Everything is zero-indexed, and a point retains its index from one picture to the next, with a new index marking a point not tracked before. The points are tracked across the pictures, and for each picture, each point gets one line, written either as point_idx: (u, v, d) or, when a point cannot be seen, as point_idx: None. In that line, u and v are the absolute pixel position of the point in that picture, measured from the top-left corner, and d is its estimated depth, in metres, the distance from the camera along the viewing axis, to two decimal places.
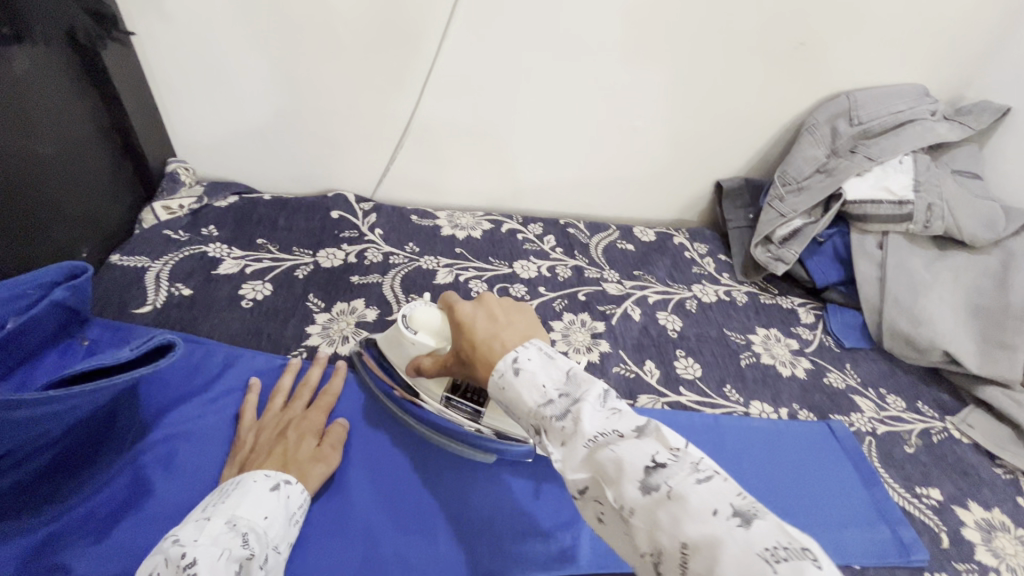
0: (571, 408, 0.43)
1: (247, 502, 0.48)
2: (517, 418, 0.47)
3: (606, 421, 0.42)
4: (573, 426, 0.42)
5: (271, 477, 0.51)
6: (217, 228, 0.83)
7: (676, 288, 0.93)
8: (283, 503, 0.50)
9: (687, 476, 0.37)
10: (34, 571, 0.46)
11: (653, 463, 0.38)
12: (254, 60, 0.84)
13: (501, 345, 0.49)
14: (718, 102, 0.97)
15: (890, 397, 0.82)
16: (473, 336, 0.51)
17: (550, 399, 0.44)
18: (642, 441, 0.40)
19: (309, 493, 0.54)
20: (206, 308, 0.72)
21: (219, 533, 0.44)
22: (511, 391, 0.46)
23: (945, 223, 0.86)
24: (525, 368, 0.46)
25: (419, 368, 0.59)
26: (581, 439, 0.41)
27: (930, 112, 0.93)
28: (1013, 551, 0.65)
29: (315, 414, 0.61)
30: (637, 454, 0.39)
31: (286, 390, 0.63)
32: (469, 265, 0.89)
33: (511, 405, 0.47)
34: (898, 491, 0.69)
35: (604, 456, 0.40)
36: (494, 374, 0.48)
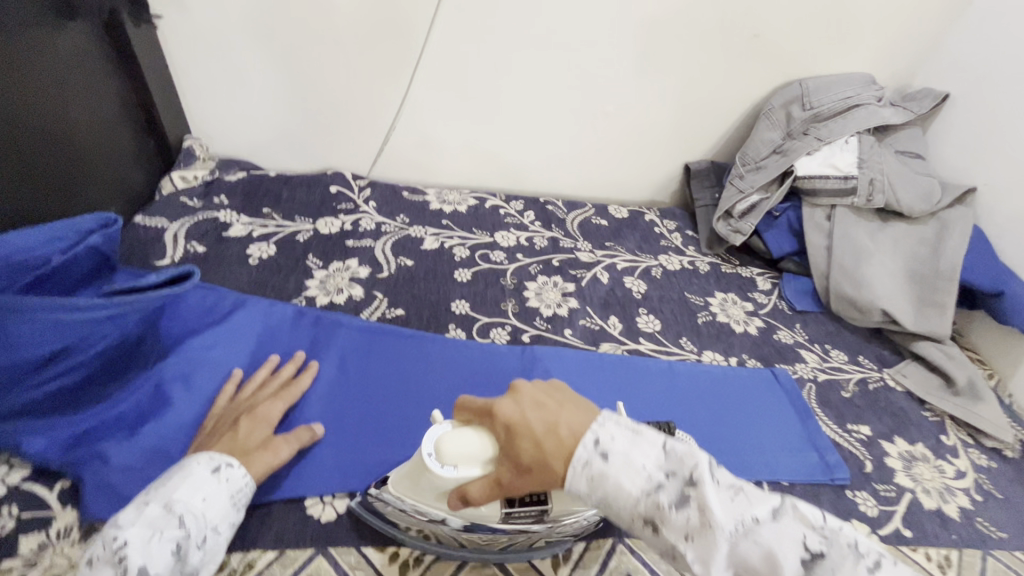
0: (689, 492, 0.42)
1: (185, 485, 0.50)
2: (618, 513, 0.44)
3: (734, 504, 0.42)
4: (702, 518, 0.41)
5: (215, 459, 0.53)
6: (228, 198, 0.92)
7: (644, 257, 1.02)
8: (222, 486, 0.51)
9: (852, 565, 0.39)
10: (73, 457, 0.54)
11: (810, 554, 0.39)
12: (261, 49, 0.94)
13: (570, 429, 0.45)
14: (683, 89, 1.07)
15: (833, 351, 0.91)
16: (534, 432, 0.45)
17: (658, 483, 0.43)
18: (782, 523, 0.41)
19: (254, 479, 0.54)
20: (217, 264, 0.81)
21: (154, 517, 0.47)
22: (609, 481, 0.43)
23: (885, 196, 0.95)
24: (615, 452, 0.44)
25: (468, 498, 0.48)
26: (722, 533, 0.40)
27: (876, 98, 1.03)
28: (931, 477, 0.73)
29: (279, 404, 0.62)
30: (788, 541, 0.40)
31: (259, 380, 0.65)
32: (454, 234, 0.98)
33: (609, 498, 0.44)
34: (830, 426, 0.77)
35: (752, 548, 0.40)
36: (576, 461, 0.44)
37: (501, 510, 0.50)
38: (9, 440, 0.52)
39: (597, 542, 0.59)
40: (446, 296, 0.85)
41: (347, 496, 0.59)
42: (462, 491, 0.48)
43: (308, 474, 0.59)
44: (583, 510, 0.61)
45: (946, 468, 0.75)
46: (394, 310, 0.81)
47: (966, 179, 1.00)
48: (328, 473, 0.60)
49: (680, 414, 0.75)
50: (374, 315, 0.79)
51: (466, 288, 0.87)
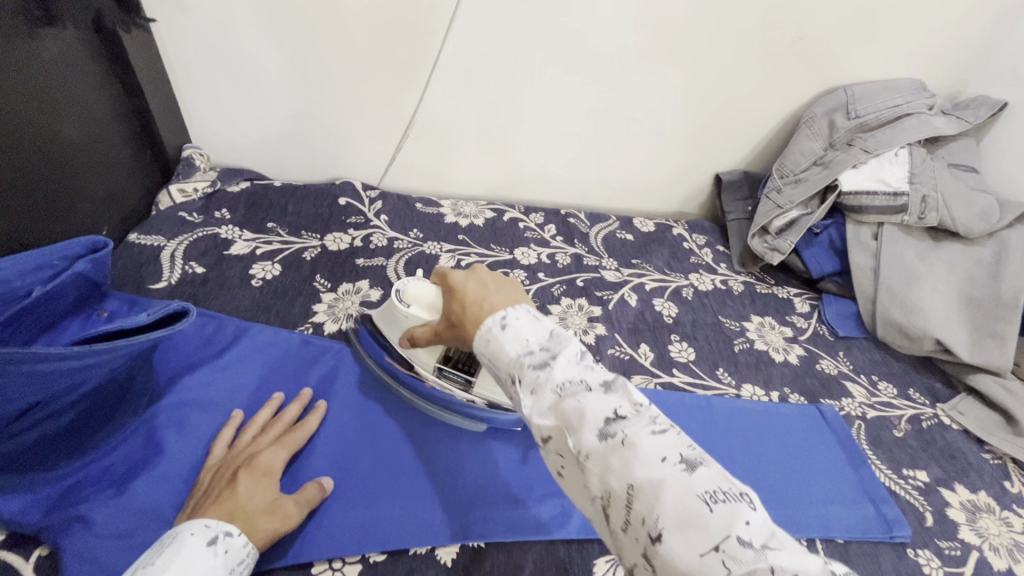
0: (548, 361, 0.41)
1: (176, 565, 0.43)
2: (497, 374, 0.44)
3: (578, 373, 0.40)
4: (547, 375, 0.40)
5: (210, 530, 0.46)
6: (229, 212, 0.86)
7: (673, 276, 0.96)
8: (219, 560, 0.45)
9: (643, 427, 0.36)
10: (55, 519, 0.48)
11: (615, 413, 0.37)
12: (267, 51, 0.87)
13: (490, 306, 0.46)
14: (716, 95, 0.99)
15: (881, 383, 0.84)
16: (465, 298, 0.49)
17: (529, 351, 0.42)
18: (609, 395, 0.38)
19: (257, 548, 0.48)
20: (218, 286, 0.75)
21: None
22: (494, 344, 0.43)
23: (939, 214, 0.88)
24: (512, 325, 0.44)
25: (411, 339, 0.60)
26: (551, 385, 0.39)
27: (927, 106, 0.95)
28: (998, 531, 0.67)
29: (281, 453, 0.56)
30: (602, 405, 0.37)
31: (258, 425, 0.59)
32: (471, 251, 0.91)
33: (493, 362, 0.44)
34: (885, 472, 0.71)
35: (569, 405, 0.38)
36: (481, 329, 0.45)
37: (436, 363, 0.64)
38: None
39: None
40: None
41: (359, 560, 0.52)
42: (409, 332, 0.60)
43: (312, 540, 0.53)
44: None
45: (1013, 520, 0.68)
46: None
47: None
48: (337, 535, 0.53)
49: (721, 459, 0.69)
50: None
51: None
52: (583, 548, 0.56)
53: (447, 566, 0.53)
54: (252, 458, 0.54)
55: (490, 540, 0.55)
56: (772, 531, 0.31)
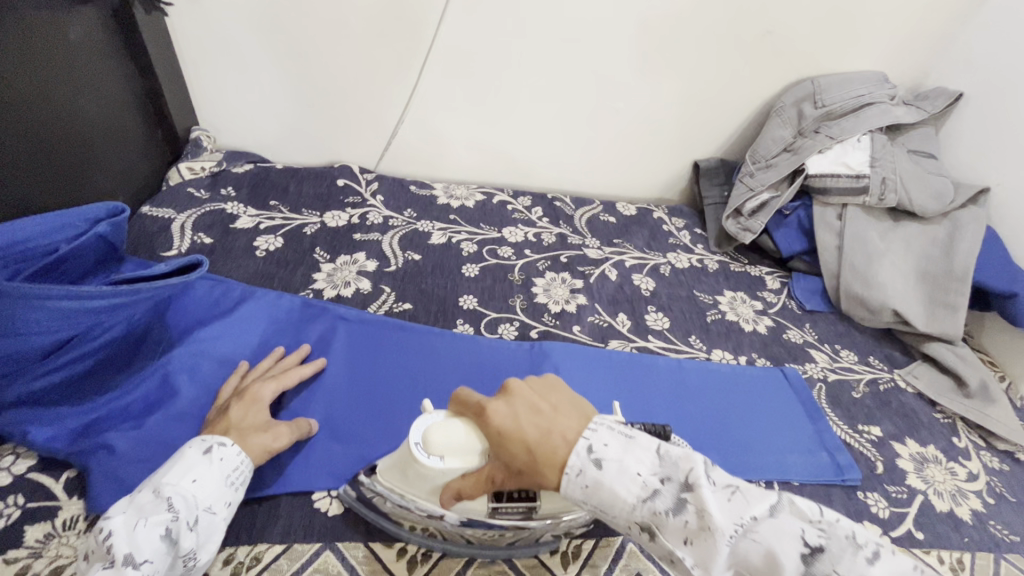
0: (684, 495, 0.43)
1: (175, 469, 0.50)
2: (614, 520, 0.45)
3: (731, 503, 0.43)
4: (697, 520, 0.42)
5: (205, 441, 0.53)
6: (234, 189, 0.92)
7: (652, 255, 1.02)
8: (215, 465, 0.51)
9: (849, 556, 0.40)
10: (80, 446, 0.54)
11: (808, 548, 0.40)
12: (271, 40, 0.93)
13: (563, 437, 0.46)
14: (693, 86, 1.06)
15: (843, 351, 0.90)
16: (528, 439, 0.46)
17: (653, 491, 0.43)
18: (778, 520, 0.41)
19: (251, 458, 0.54)
20: (225, 255, 0.81)
21: (145, 503, 0.48)
22: (603, 491, 0.44)
23: (897, 196, 0.94)
24: (608, 459, 0.45)
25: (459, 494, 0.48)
26: (721, 536, 0.41)
27: (889, 97, 1.01)
28: (943, 479, 0.73)
29: (275, 387, 0.62)
30: (785, 539, 0.40)
31: (263, 369, 0.65)
32: (461, 229, 0.97)
33: (603, 507, 0.45)
34: (841, 427, 0.77)
35: (749, 546, 0.41)
36: (568, 473, 0.45)
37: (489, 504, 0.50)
38: (16, 429, 0.53)
39: (607, 539, 0.58)
40: (454, 291, 0.84)
41: None
42: (454, 489, 0.48)
43: (311, 473, 0.59)
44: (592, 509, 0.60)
45: (958, 470, 0.74)
46: (402, 304, 0.80)
47: (980, 179, 0.99)
48: (335, 471, 0.59)
49: (689, 413, 0.75)
50: (382, 309, 0.79)
51: (474, 283, 0.87)
52: None
53: None
54: (248, 390, 0.61)
55: None
56: None
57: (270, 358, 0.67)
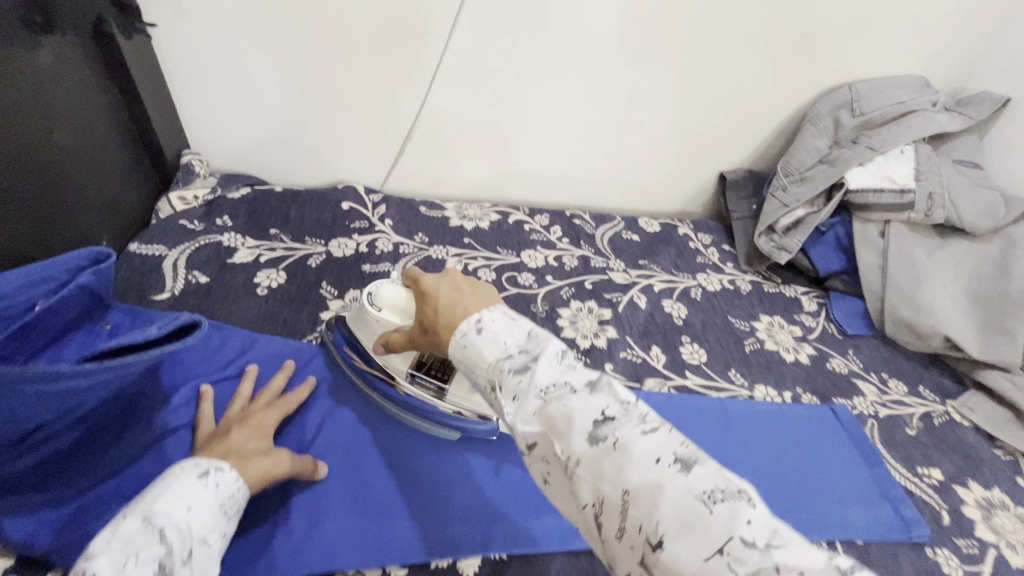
0: (529, 365, 0.41)
1: (166, 495, 0.44)
2: (473, 377, 0.44)
3: (560, 374, 0.41)
4: (528, 380, 0.40)
5: (199, 464, 0.48)
6: (231, 219, 0.85)
7: (681, 277, 0.95)
8: (211, 491, 0.46)
9: (633, 427, 0.37)
10: (67, 540, 0.47)
11: (603, 416, 0.38)
12: (268, 55, 0.86)
13: (463, 310, 0.46)
14: (721, 94, 0.99)
15: (891, 381, 0.84)
16: (437, 302, 0.49)
17: (508, 355, 0.42)
18: (594, 396, 0.39)
19: (247, 484, 0.50)
20: (223, 295, 0.74)
21: (133, 534, 0.40)
22: (471, 350, 0.43)
23: (946, 211, 0.88)
24: (487, 328, 0.44)
25: (386, 344, 0.58)
26: (534, 391, 0.40)
27: (931, 103, 0.95)
28: (1013, 528, 0.67)
29: (273, 415, 0.59)
30: (588, 408, 0.38)
31: (245, 397, 0.61)
32: (477, 254, 0.91)
33: (470, 369, 0.44)
34: (900, 471, 0.71)
35: (555, 409, 0.39)
36: (456, 335, 0.45)
37: (409, 368, 0.62)
38: None
39: None
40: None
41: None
42: (384, 337, 0.58)
43: (331, 553, 0.52)
44: None
45: None
46: None
47: None
48: (357, 550, 0.53)
49: (737, 462, 0.69)
50: None
51: None
52: (606, 559, 0.56)
53: None
54: (246, 417, 0.58)
55: (513, 552, 0.55)
56: (773, 526, 0.32)
57: (251, 382, 0.62)
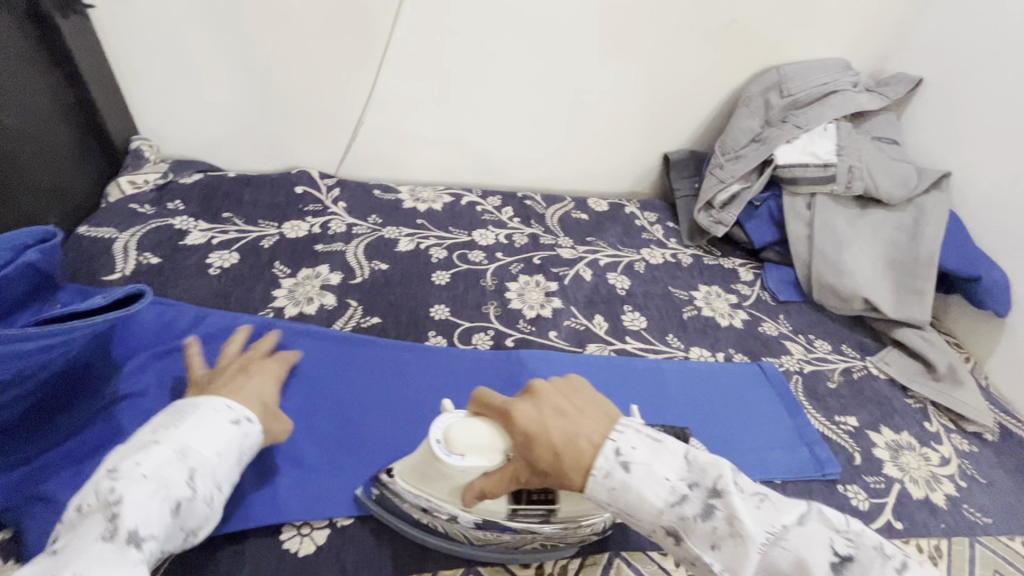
0: (709, 500, 0.44)
1: (200, 434, 0.50)
2: (638, 521, 0.47)
3: (760, 511, 0.44)
4: (727, 526, 0.43)
5: (233, 410, 0.54)
6: (183, 203, 0.86)
7: (626, 252, 1.00)
8: (236, 442, 0.52)
9: (883, 567, 0.41)
10: (18, 499, 0.49)
11: (839, 557, 0.41)
12: (216, 40, 0.87)
13: (588, 442, 0.47)
14: (660, 76, 1.04)
15: (817, 341, 0.91)
16: (550, 443, 0.46)
17: (681, 495, 0.45)
18: (808, 528, 0.43)
19: (264, 435, 0.56)
20: (175, 275, 0.76)
21: (163, 465, 0.47)
22: (628, 491, 0.45)
23: (864, 183, 0.94)
24: (635, 462, 0.46)
25: (483, 493, 0.49)
26: (753, 543, 0.42)
27: (852, 84, 1.02)
28: (917, 465, 0.74)
29: (274, 369, 0.64)
30: (817, 548, 0.41)
31: (236, 351, 0.65)
32: (430, 234, 0.94)
33: (631, 510, 0.46)
34: (819, 419, 0.77)
35: (779, 554, 0.42)
36: (595, 473, 0.46)
37: (507, 506, 0.52)
38: None
39: (594, 557, 0.57)
40: (425, 303, 0.80)
41: (326, 525, 0.56)
42: (479, 488, 0.48)
43: (280, 505, 0.55)
44: None
45: (931, 455, 0.76)
46: (370, 318, 0.76)
47: (942, 164, 1.00)
48: (307, 501, 0.56)
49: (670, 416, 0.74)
50: (349, 325, 0.75)
51: (445, 292, 0.83)
52: None
53: None
54: (250, 369, 0.62)
55: None
56: None
57: (239, 341, 0.66)
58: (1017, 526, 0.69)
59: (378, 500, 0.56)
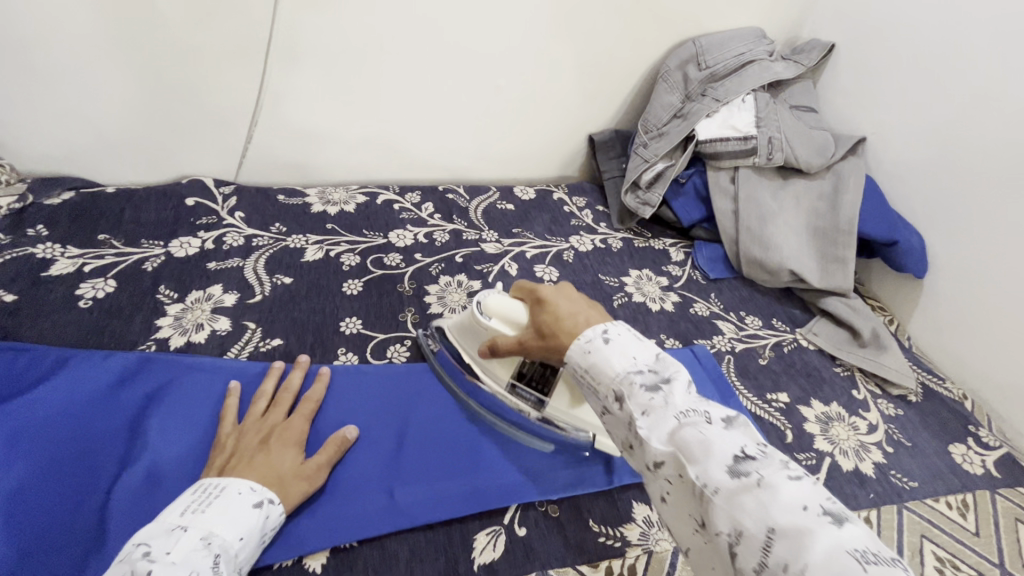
0: (661, 384, 0.43)
1: (227, 518, 0.47)
2: (596, 388, 0.47)
3: (696, 404, 0.42)
4: (660, 399, 0.42)
5: (256, 493, 0.50)
6: (48, 227, 0.76)
7: (554, 241, 0.96)
8: (260, 523, 0.49)
9: (778, 471, 0.35)
10: None
11: (743, 453, 0.37)
12: (65, 37, 0.76)
13: (586, 320, 0.50)
14: (574, 54, 0.99)
15: (748, 317, 0.90)
16: (560, 310, 0.52)
17: (638, 369, 0.44)
18: (731, 431, 0.39)
19: (289, 512, 0.52)
20: (36, 313, 0.66)
21: (193, 551, 0.44)
22: (597, 358, 0.46)
23: (784, 153, 0.93)
24: (615, 339, 0.47)
25: (494, 349, 0.60)
26: (672, 412, 0.41)
27: (767, 53, 1.00)
28: (847, 436, 0.74)
29: (303, 424, 0.60)
30: (727, 441, 0.38)
31: (267, 394, 0.62)
32: (342, 239, 0.87)
33: (593, 375, 0.47)
34: (751, 399, 0.77)
35: (689, 434, 0.39)
36: (579, 341, 0.48)
37: (509, 379, 0.63)
38: None
39: None
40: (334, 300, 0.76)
41: None
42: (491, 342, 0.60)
43: None
44: (501, 547, 0.55)
45: (859, 424, 0.76)
46: (271, 340, 0.70)
47: (858, 128, 1.01)
48: None
49: None
50: (245, 350, 0.68)
51: (358, 302, 0.77)
52: (464, 526, 0.56)
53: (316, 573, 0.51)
54: (276, 431, 0.58)
55: (365, 538, 0.54)
56: None
57: (274, 382, 0.63)
58: (941, 486, 0.71)
59: (442, 363, 0.70)
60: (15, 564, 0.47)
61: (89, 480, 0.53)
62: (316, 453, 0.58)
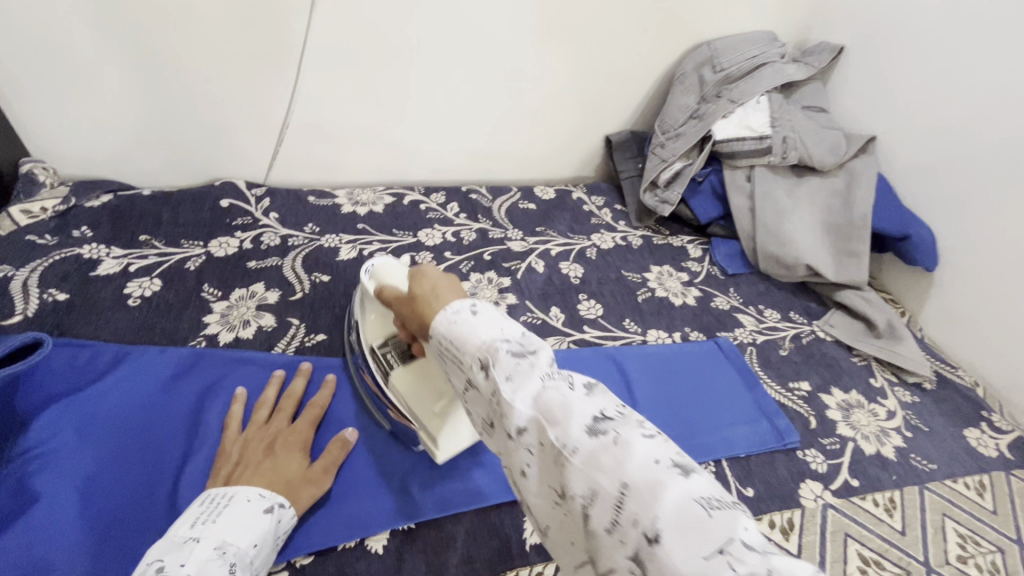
0: (526, 354, 0.40)
1: (238, 526, 0.47)
2: (458, 358, 0.43)
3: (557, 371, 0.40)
4: (528, 366, 0.39)
5: (266, 498, 0.50)
6: (91, 229, 0.78)
7: (576, 239, 0.99)
8: (274, 529, 0.49)
9: (635, 429, 0.35)
10: None
11: (603, 416, 0.36)
12: (104, 44, 0.78)
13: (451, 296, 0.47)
14: (592, 58, 1.02)
15: (766, 310, 0.93)
16: (434, 278, 0.49)
17: (504, 338, 0.41)
18: (593, 396, 0.38)
19: (301, 515, 0.53)
20: (87, 311, 0.69)
21: (207, 561, 0.44)
22: (461, 328, 0.43)
23: (798, 152, 0.97)
24: (481, 313, 0.43)
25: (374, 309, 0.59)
26: (539, 374, 0.39)
27: (779, 55, 1.04)
28: (867, 422, 0.77)
29: (307, 429, 0.60)
30: (588, 403, 0.37)
31: (270, 403, 0.61)
32: (373, 238, 0.89)
33: (455, 345, 0.43)
34: (774, 387, 0.80)
35: (553, 399, 0.37)
36: (445, 312, 0.45)
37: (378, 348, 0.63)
38: None
39: None
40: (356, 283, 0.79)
41: (284, 567, 0.51)
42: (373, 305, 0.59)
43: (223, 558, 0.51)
44: None
45: (878, 410, 0.79)
46: (315, 335, 0.72)
47: (867, 127, 1.04)
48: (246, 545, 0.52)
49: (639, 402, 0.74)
50: (292, 345, 0.70)
51: None
52: (512, 510, 0.59)
53: (379, 554, 0.53)
54: (277, 438, 0.57)
55: (417, 522, 0.56)
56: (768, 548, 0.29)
57: (275, 388, 0.62)
58: (959, 468, 0.74)
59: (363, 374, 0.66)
60: (94, 546, 0.49)
61: (155, 468, 0.55)
62: (319, 457, 0.58)
